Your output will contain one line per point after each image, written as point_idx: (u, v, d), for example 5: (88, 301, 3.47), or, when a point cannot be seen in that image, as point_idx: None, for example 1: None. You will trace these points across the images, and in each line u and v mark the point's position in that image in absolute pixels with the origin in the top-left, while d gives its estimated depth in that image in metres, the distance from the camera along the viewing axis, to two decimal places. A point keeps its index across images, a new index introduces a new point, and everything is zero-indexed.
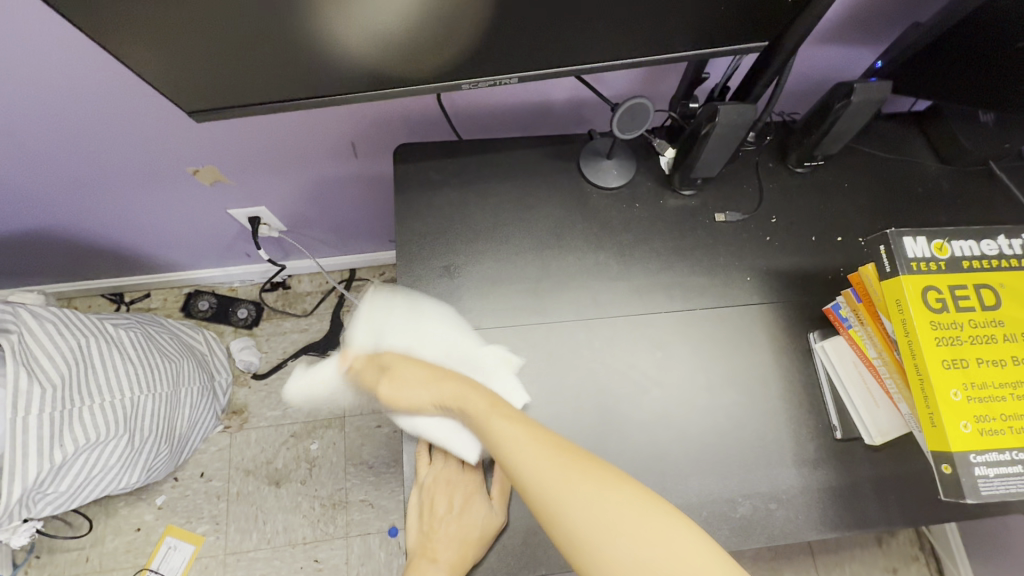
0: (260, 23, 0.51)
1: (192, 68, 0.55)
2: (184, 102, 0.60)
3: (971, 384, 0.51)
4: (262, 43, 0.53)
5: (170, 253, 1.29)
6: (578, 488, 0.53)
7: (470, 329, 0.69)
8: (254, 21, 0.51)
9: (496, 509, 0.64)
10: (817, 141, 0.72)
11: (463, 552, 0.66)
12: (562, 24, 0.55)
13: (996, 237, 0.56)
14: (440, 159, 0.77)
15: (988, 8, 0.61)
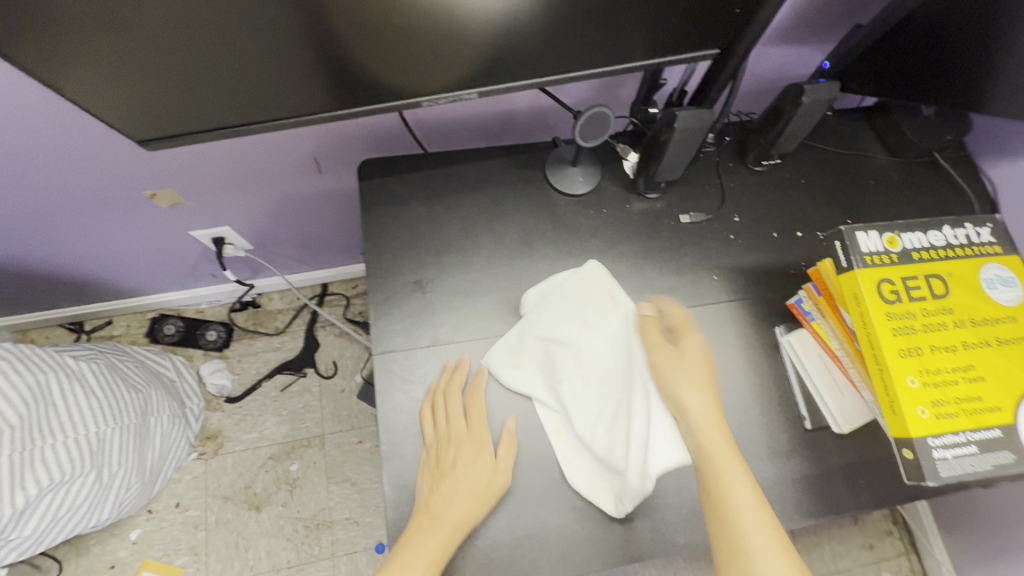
0: (210, 47, 0.50)
1: (141, 96, 0.53)
2: (133, 131, 0.58)
3: (927, 371, 0.53)
4: (213, 66, 0.52)
5: (131, 278, 1.25)
6: (744, 487, 0.53)
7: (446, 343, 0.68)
8: (203, 45, 0.49)
9: (501, 469, 0.62)
10: (773, 141, 0.74)
11: (466, 509, 0.59)
12: (519, 36, 0.56)
13: (941, 228, 0.59)
14: (406, 173, 0.76)
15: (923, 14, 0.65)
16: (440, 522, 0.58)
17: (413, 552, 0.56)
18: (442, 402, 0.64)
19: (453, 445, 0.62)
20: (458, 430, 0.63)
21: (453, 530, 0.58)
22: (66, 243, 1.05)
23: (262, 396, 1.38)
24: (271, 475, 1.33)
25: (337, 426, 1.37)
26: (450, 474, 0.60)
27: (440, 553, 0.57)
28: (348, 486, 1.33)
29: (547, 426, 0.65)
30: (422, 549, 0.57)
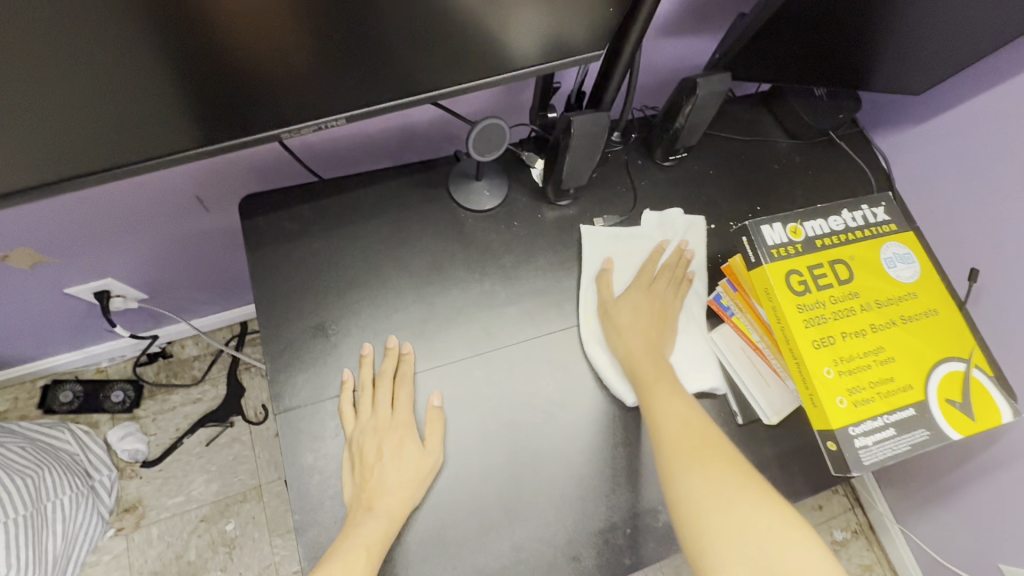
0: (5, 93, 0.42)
1: None
2: None
3: (841, 360, 0.53)
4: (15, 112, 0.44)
5: (7, 347, 1.10)
6: (700, 467, 0.53)
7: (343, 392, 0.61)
8: None
9: (432, 449, 0.59)
10: (675, 136, 0.73)
11: (403, 493, 0.56)
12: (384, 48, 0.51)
13: (840, 213, 0.59)
14: (295, 205, 0.69)
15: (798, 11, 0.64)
16: (380, 508, 0.55)
17: (352, 543, 0.52)
18: (370, 388, 0.61)
19: (386, 429, 0.59)
20: (390, 413, 0.60)
21: (393, 516, 0.55)
22: None
23: (185, 454, 1.26)
24: (204, 539, 1.21)
25: (274, 474, 1.27)
26: (385, 459, 0.57)
27: (382, 540, 0.54)
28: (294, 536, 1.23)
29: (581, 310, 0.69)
30: (364, 537, 0.53)
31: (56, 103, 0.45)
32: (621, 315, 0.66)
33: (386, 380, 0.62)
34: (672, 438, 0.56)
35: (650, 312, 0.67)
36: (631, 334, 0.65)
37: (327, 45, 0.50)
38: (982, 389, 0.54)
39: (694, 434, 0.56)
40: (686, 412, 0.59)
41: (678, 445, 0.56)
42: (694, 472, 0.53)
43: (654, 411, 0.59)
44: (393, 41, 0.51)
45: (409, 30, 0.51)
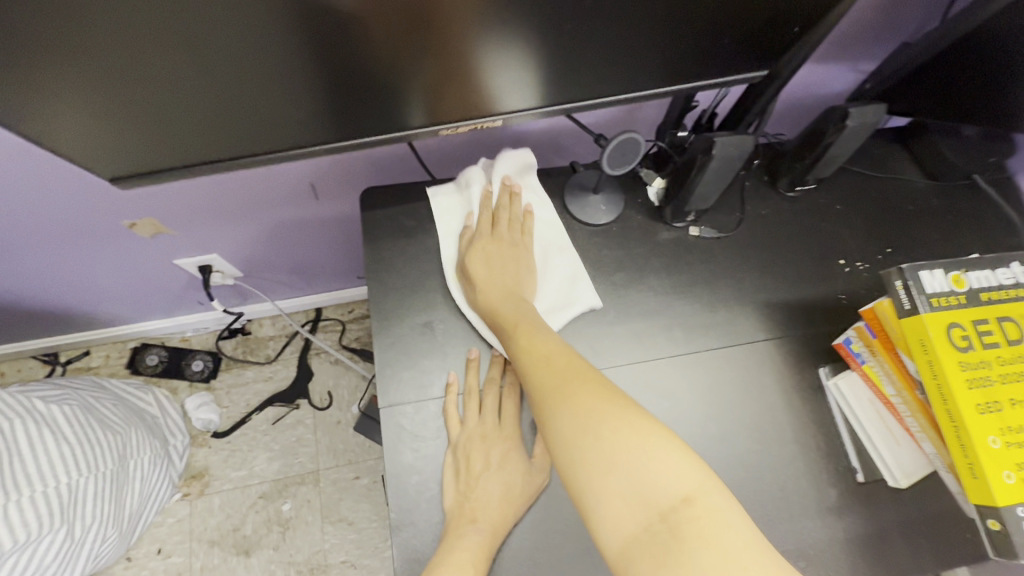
0: (197, 76, 0.44)
1: (119, 130, 0.47)
2: (104, 166, 0.51)
3: (1009, 430, 0.47)
4: (198, 93, 0.46)
5: (111, 308, 1.16)
6: (563, 403, 0.48)
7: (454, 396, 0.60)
8: (187, 73, 0.43)
9: (538, 468, 0.57)
10: (810, 166, 0.69)
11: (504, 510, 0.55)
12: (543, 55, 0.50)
13: (1010, 265, 0.54)
14: (412, 202, 0.70)
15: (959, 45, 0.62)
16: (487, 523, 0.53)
17: (460, 554, 0.51)
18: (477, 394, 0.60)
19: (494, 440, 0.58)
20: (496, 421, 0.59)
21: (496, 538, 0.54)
22: (37, 274, 0.96)
23: (252, 430, 1.30)
24: (261, 516, 1.24)
25: (332, 461, 1.29)
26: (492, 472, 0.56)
27: (482, 554, 0.52)
28: (344, 526, 1.24)
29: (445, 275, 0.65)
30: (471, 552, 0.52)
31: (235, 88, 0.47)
32: (475, 270, 0.62)
33: (494, 387, 0.61)
34: (535, 375, 0.53)
35: (503, 257, 0.64)
36: (489, 287, 0.61)
37: (493, 52, 0.49)
38: None
39: (559, 369, 0.52)
40: (549, 347, 0.55)
41: (545, 383, 0.51)
42: (560, 407, 0.48)
43: (520, 352, 0.56)
44: (552, 50, 0.50)
45: (573, 40, 0.50)
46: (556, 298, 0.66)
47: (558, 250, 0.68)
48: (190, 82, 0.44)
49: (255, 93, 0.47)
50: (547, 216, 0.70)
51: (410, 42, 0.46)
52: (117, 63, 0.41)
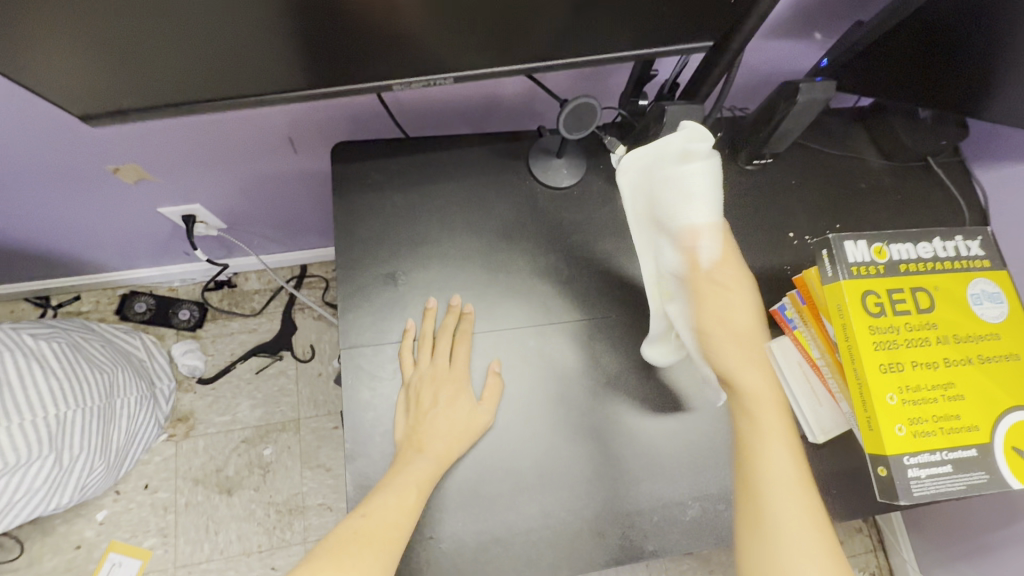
0: (157, 17, 0.46)
1: (88, 68, 0.50)
2: (76, 104, 0.53)
3: (907, 388, 0.52)
4: (161, 36, 0.48)
5: (97, 253, 1.20)
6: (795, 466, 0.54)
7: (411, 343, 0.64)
8: (148, 13, 0.45)
9: (484, 409, 0.62)
10: (765, 139, 0.72)
11: (451, 445, 0.60)
12: (498, 17, 0.52)
13: (931, 240, 0.57)
14: (382, 158, 0.73)
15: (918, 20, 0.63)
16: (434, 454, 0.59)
17: (406, 478, 0.57)
18: (439, 337, 0.65)
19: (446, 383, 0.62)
20: (451, 367, 0.64)
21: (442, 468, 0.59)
22: (25, 215, 0.99)
23: (236, 378, 1.35)
24: (243, 458, 1.30)
25: (313, 411, 1.35)
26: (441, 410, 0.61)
27: (428, 479, 0.58)
28: (322, 471, 1.31)
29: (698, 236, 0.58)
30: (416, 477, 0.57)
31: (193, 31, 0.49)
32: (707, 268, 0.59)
33: (449, 333, 0.65)
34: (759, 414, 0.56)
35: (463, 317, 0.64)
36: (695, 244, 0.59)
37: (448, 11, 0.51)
38: None
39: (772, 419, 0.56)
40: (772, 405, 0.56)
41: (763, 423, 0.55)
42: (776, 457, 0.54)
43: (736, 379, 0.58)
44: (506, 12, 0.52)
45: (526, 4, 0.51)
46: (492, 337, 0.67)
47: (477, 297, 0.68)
48: (156, 23, 0.46)
49: (219, 39, 0.50)
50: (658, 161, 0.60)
51: None
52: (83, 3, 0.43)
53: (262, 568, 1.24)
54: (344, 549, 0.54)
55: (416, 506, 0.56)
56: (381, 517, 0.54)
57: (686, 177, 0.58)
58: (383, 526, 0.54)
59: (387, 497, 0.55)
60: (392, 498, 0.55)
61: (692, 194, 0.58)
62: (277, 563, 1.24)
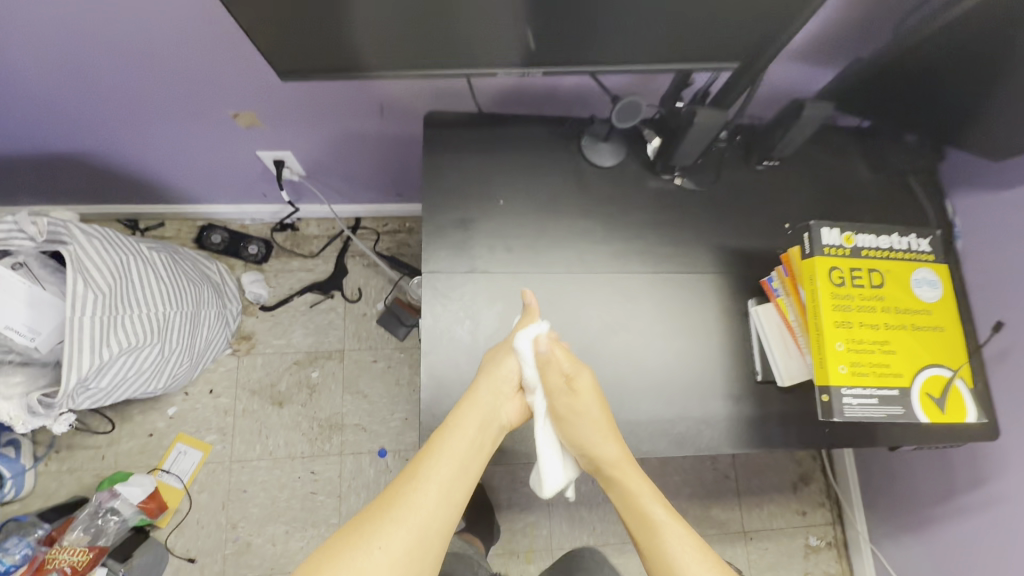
0: (341, 20, 0.63)
1: (290, 43, 0.65)
2: (278, 65, 0.69)
3: (851, 340, 0.69)
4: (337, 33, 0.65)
5: (190, 185, 1.38)
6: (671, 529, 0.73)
7: (432, 294, 0.82)
8: (337, 17, 0.62)
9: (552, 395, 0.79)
10: (774, 144, 0.89)
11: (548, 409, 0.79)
12: (584, 40, 0.69)
13: (890, 235, 0.74)
14: (463, 129, 0.90)
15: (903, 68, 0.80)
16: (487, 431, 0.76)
17: (466, 455, 0.74)
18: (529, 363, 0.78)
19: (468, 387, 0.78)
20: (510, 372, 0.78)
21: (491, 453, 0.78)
22: (148, 145, 1.17)
23: (293, 309, 1.55)
24: (294, 377, 1.50)
25: (356, 344, 1.54)
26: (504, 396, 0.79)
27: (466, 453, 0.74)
28: (360, 397, 1.51)
29: (492, 304, 0.83)
30: (464, 445, 0.73)
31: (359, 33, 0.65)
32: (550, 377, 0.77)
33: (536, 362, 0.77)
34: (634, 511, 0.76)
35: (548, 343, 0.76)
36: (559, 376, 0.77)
37: (548, 34, 0.68)
38: (959, 393, 0.70)
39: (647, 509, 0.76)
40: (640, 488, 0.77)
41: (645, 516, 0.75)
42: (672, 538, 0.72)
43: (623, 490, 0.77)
44: (593, 38, 0.69)
45: (603, 32, 0.68)
46: (517, 307, 0.84)
47: (526, 247, 0.86)
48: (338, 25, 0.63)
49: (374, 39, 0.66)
50: (523, 282, 0.85)
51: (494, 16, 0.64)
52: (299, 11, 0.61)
53: (303, 471, 1.45)
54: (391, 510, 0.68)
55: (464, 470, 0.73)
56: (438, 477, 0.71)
57: (510, 281, 0.84)
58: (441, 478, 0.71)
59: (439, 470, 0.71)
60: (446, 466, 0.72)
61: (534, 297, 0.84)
62: (316, 469, 1.45)
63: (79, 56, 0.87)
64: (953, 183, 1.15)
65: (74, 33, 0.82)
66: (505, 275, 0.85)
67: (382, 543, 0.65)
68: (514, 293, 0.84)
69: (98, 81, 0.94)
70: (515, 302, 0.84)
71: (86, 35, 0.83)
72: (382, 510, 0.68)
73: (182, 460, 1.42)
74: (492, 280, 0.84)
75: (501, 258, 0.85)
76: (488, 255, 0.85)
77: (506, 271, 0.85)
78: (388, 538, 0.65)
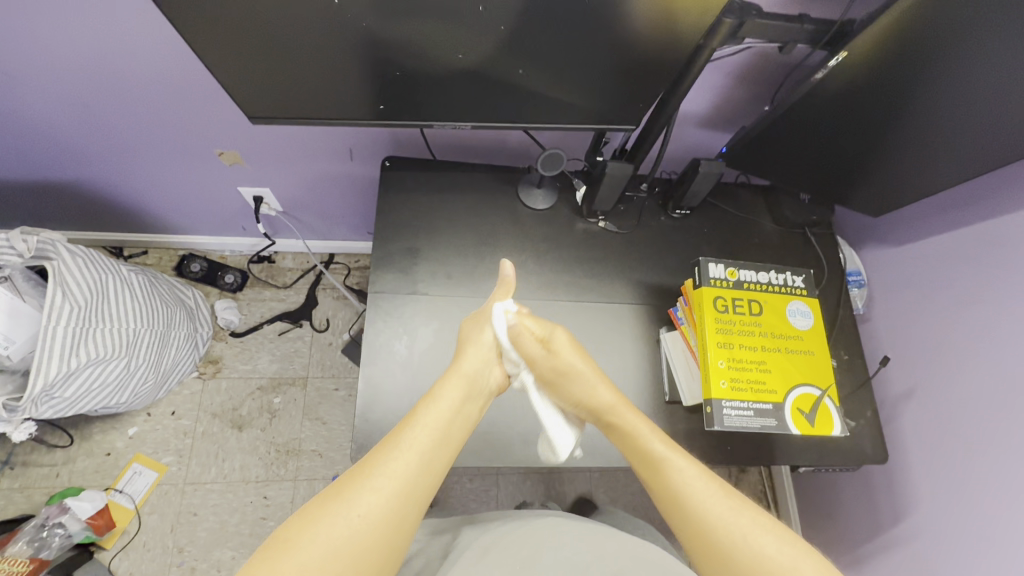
0: (304, 78, 0.77)
1: (260, 94, 0.80)
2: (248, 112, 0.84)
3: (733, 359, 0.80)
4: (301, 88, 0.79)
5: (175, 216, 1.50)
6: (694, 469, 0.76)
7: (376, 312, 0.92)
8: (300, 75, 0.76)
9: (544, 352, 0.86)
10: (682, 196, 1.03)
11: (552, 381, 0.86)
12: (507, 104, 0.84)
13: (768, 271, 0.86)
14: (415, 172, 1.04)
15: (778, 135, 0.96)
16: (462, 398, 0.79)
17: (442, 423, 0.76)
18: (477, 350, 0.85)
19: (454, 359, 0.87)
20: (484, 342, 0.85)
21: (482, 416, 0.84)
22: (137, 177, 1.30)
23: (262, 336, 1.63)
24: (256, 402, 1.56)
25: (319, 372, 1.61)
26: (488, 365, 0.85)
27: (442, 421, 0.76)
28: (319, 423, 1.56)
29: (430, 323, 0.93)
30: (438, 414, 0.76)
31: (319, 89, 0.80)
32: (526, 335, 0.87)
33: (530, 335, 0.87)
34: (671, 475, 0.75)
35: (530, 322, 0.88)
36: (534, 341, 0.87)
37: (476, 98, 0.82)
38: (827, 409, 0.80)
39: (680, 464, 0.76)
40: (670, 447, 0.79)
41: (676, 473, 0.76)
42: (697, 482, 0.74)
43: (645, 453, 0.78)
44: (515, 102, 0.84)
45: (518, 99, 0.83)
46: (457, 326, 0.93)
47: (465, 275, 0.98)
48: (299, 81, 0.78)
49: (334, 96, 0.81)
50: (460, 305, 0.95)
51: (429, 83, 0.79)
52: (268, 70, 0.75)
53: (256, 496, 1.47)
54: (368, 471, 0.69)
55: (439, 437, 0.75)
56: (412, 443, 0.72)
57: (448, 304, 0.95)
58: (416, 442, 0.72)
59: (413, 436, 0.73)
60: (421, 432, 0.74)
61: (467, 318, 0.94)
62: (269, 494, 1.48)
63: (86, 96, 1.01)
64: (856, 239, 1.30)
65: (84, 78, 0.97)
66: (443, 298, 0.95)
67: (362, 497, 0.66)
68: (449, 316, 0.94)
69: (99, 118, 1.08)
70: (452, 323, 0.94)
71: (94, 79, 0.97)
72: (357, 472, 0.69)
73: (137, 480, 1.44)
74: (430, 303, 0.94)
75: (441, 283, 0.96)
76: (430, 281, 0.96)
77: (445, 294, 0.95)
78: (362, 494, 0.66)
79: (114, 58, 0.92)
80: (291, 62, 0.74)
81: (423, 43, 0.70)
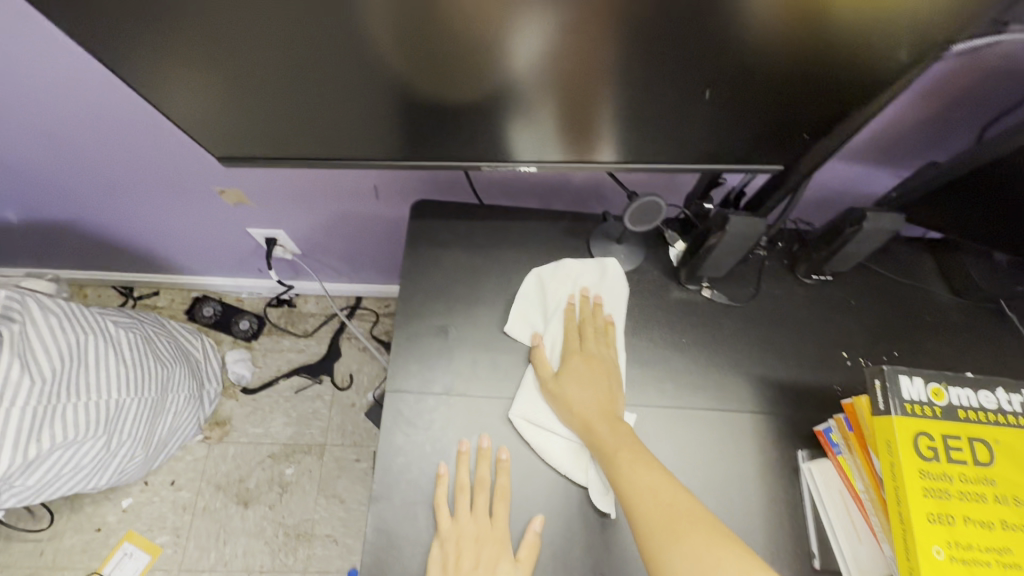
0: (294, 102, 0.54)
1: (240, 124, 0.58)
2: (219, 149, 0.63)
3: (956, 544, 0.49)
4: (293, 115, 0.56)
5: (184, 257, 1.32)
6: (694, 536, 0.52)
7: (397, 417, 0.67)
8: (289, 98, 0.54)
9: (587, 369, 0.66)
10: (826, 257, 0.73)
11: (596, 388, 0.65)
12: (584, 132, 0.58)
13: (994, 389, 0.55)
14: (454, 220, 0.79)
15: (983, 176, 0.66)
16: None
17: None
18: (461, 495, 0.63)
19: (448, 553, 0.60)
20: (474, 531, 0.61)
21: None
22: (136, 217, 1.13)
23: (277, 393, 1.41)
24: (266, 473, 1.34)
25: (339, 439, 1.38)
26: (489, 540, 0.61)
27: None
28: (336, 502, 1.32)
29: (470, 437, 0.66)
30: None
31: (318, 116, 0.57)
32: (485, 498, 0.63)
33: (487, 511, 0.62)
34: (640, 506, 0.55)
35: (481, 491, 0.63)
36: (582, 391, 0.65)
37: (542, 122, 0.57)
38: None
39: (662, 506, 0.55)
40: (657, 480, 0.57)
41: (646, 522, 0.54)
42: (674, 549, 0.51)
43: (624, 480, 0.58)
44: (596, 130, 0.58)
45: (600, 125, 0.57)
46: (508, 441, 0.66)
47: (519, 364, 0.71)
48: (289, 107, 0.55)
49: (341, 125, 0.58)
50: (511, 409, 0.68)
51: (473, 104, 0.54)
52: (244, 92, 0.53)
53: None
54: None
55: None
56: None
57: (495, 407, 0.68)
58: None
59: None
60: None
61: (522, 430, 0.67)
62: None
63: (57, 128, 0.83)
64: None
65: (50, 107, 0.79)
66: (489, 399, 0.68)
67: None
68: (496, 425, 0.67)
69: (79, 153, 0.90)
70: (501, 435, 0.67)
71: (61, 108, 0.79)
72: None
73: (126, 564, 1.24)
74: (470, 405, 0.68)
75: (487, 376, 0.70)
76: (471, 373, 0.70)
77: (492, 394, 0.69)
78: None
79: (80, 83, 0.74)
80: (277, 78, 0.51)
81: (467, 43, 0.46)
